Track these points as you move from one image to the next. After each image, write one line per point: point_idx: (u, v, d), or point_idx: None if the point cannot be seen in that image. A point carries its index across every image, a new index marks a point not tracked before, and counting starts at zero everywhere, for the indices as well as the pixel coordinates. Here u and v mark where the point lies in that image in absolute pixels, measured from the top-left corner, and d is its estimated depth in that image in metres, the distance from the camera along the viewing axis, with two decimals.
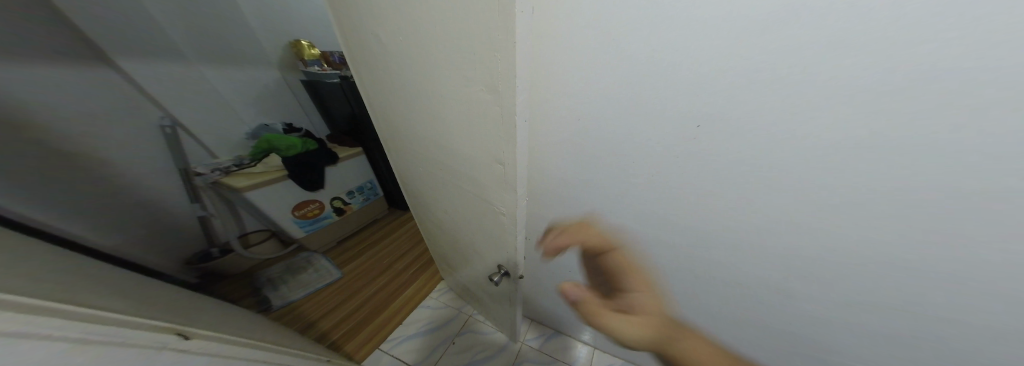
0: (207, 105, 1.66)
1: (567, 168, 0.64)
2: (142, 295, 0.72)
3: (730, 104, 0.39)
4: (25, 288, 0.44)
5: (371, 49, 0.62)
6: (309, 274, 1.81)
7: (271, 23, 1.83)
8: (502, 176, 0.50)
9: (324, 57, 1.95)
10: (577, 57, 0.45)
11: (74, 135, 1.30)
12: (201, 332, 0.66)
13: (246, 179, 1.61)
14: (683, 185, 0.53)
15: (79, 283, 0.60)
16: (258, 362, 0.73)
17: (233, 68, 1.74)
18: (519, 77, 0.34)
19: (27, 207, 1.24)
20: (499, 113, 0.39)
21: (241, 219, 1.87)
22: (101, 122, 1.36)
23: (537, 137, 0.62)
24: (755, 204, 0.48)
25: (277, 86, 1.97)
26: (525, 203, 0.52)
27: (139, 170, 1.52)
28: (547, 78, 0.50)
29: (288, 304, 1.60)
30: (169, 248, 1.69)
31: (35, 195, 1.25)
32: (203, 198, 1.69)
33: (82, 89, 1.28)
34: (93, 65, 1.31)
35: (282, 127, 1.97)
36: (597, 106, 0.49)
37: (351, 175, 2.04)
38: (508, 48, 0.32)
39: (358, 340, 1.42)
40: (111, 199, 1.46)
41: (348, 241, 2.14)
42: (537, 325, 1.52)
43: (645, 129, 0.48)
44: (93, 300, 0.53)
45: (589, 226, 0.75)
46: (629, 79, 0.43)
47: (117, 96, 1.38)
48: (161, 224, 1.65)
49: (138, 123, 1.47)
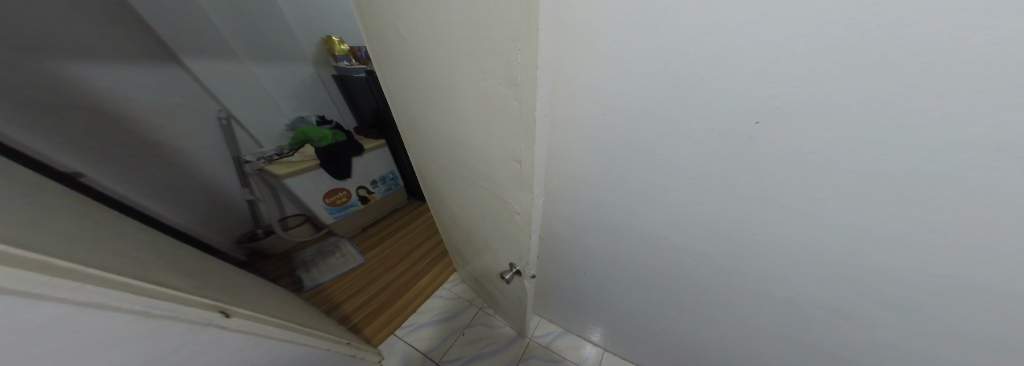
0: (252, 98, 1.79)
1: (588, 167, 0.59)
2: (198, 272, 0.80)
3: (782, 103, 0.33)
4: (107, 263, 0.51)
5: (391, 41, 0.61)
6: (336, 258, 1.94)
7: (304, 19, 1.92)
8: (518, 175, 0.48)
9: (351, 51, 2.03)
10: (606, 47, 0.40)
11: (147, 125, 1.48)
12: (242, 310, 0.71)
13: (286, 167, 1.73)
14: (720, 189, 0.47)
15: (150, 259, 0.68)
16: (287, 342, 0.79)
17: (273, 63, 1.86)
18: (542, 69, 0.31)
19: (122, 186, 1.46)
20: (517, 108, 0.37)
21: (282, 204, 2.03)
22: (169, 113, 1.53)
23: (555, 134, 0.58)
24: (809, 214, 0.42)
25: (311, 80, 2.08)
26: (541, 203, 0.50)
27: (199, 157, 1.70)
28: (569, 71, 0.46)
29: (317, 286, 1.72)
30: (224, 228, 1.89)
31: (120, 176, 1.45)
32: (250, 183, 1.85)
33: (151, 84, 1.44)
34: (160, 63, 1.46)
35: (315, 119, 2.08)
36: (625, 100, 0.44)
37: (374, 166, 2.13)
38: (529, 36, 0.29)
39: (377, 324, 1.49)
40: (177, 183, 1.65)
41: (370, 229, 2.25)
42: (546, 322, 1.51)
43: (679, 127, 0.42)
44: (160, 276, 0.59)
45: (608, 228, 0.71)
46: (666, 69, 0.37)
47: (179, 90, 1.53)
48: (219, 206, 1.84)
49: (199, 115, 1.63)
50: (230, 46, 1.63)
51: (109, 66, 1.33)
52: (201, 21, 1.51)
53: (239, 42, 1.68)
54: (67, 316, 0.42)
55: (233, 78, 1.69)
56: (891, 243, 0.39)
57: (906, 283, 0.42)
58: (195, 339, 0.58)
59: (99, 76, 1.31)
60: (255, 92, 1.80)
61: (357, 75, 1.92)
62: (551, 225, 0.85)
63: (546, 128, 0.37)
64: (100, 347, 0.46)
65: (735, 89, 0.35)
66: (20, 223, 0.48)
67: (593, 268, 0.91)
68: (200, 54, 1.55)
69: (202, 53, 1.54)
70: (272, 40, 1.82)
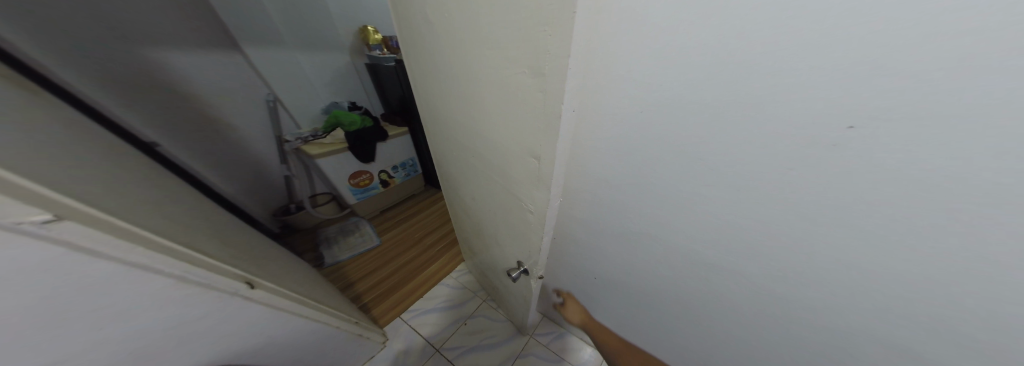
0: (297, 83, 1.91)
1: (610, 168, 0.55)
2: (234, 239, 0.87)
3: (877, 119, 0.26)
4: (159, 226, 0.56)
5: (417, 27, 0.61)
6: (355, 237, 2.03)
7: (347, 8, 1.97)
8: (536, 173, 0.45)
9: (383, 41, 2.09)
10: (646, 38, 0.35)
11: (209, 102, 1.64)
12: (267, 283, 0.74)
13: (318, 148, 1.84)
14: (762, 207, 0.41)
15: (196, 224, 0.75)
16: (299, 316, 0.83)
17: (317, 51, 1.93)
18: (574, 55, 0.27)
19: (188, 156, 1.62)
20: (540, 101, 0.34)
21: (314, 182, 2.17)
22: (225, 92, 1.67)
23: (579, 130, 0.54)
24: (875, 257, 0.35)
25: (348, 69, 2.14)
26: (557, 203, 0.47)
27: (250, 134, 1.86)
28: (603, 60, 0.42)
29: (336, 263, 1.82)
30: (264, 201, 2.05)
31: (189, 147, 1.63)
32: (289, 160, 1.99)
33: (214, 65, 1.60)
34: (223, 46, 1.62)
35: (347, 105, 2.16)
36: (664, 99, 0.39)
37: (395, 152, 2.20)
38: (564, 17, 0.25)
39: (386, 305, 1.55)
40: (230, 156, 1.80)
41: (388, 212, 2.34)
42: (547, 321, 1.48)
43: (724, 132, 0.37)
44: (201, 242, 0.65)
45: (627, 235, 0.67)
46: (719, 65, 0.31)
47: (234, 70, 1.67)
48: (262, 180, 2.01)
49: (250, 96, 1.78)
50: (276, 32, 1.74)
51: (184, 48, 1.49)
52: (254, 8, 1.62)
53: (287, 27, 1.76)
54: (114, 275, 0.48)
55: (279, 62, 1.80)
56: (980, 297, 0.32)
57: (990, 345, 0.35)
58: (221, 304, 0.63)
59: (175, 57, 1.48)
60: (300, 79, 1.91)
61: (386, 64, 1.98)
62: (565, 225, 0.81)
63: (571, 124, 0.34)
64: (143, 301, 0.52)
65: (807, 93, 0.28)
66: (92, 182, 0.54)
67: (606, 275, 0.87)
68: (255, 40, 1.67)
69: (255, 39, 1.67)
70: (315, 26, 1.86)
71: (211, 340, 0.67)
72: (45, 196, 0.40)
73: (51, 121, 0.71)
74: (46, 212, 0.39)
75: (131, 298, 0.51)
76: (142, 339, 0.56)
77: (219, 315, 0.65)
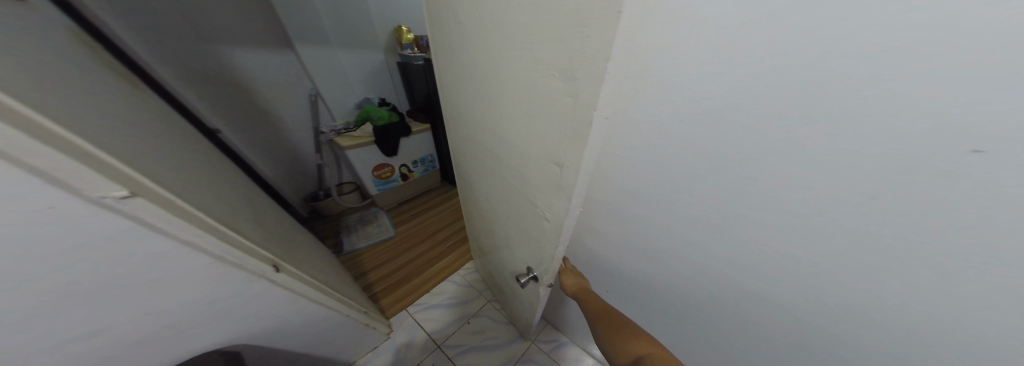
0: (338, 79, 2.04)
1: (641, 175, 0.52)
2: (265, 220, 0.93)
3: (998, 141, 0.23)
4: (206, 204, 0.61)
5: (447, 26, 0.61)
6: (373, 228, 2.11)
7: (384, 8, 2.06)
8: (556, 180, 0.43)
9: (414, 40, 2.17)
10: (709, 36, 0.33)
11: (261, 91, 1.80)
12: (292, 269, 0.78)
13: (349, 140, 1.94)
14: (826, 228, 0.37)
15: (235, 202, 0.81)
16: (315, 301, 0.86)
17: (356, 48, 2.04)
18: (618, 59, 0.25)
19: (237, 138, 1.80)
20: (569, 105, 0.32)
21: (341, 171, 2.29)
22: (274, 82, 1.84)
23: (612, 131, 0.52)
24: (979, 292, 0.31)
25: (381, 66, 2.24)
26: (576, 214, 0.45)
27: (293, 123, 2.01)
28: (649, 61, 0.40)
29: (353, 250, 1.90)
30: (297, 186, 2.19)
31: (240, 130, 1.80)
32: (323, 150, 2.13)
33: (268, 58, 1.76)
34: (278, 41, 1.77)
35: (377, 100, 2.25)
36: (724, 101, 0.36)
37: (417, 147, 2.27)
38: (607, 19, 0.23)
39: (395, 297, 1.58)
40: (273, 142, 1.96)
41: (404, 205, 2.41)
42: (549, 327, 1.44)
43: (792, 139, 0.33)
44: (238, 221, 0.69)
45: (651, 250, 0.63)
46: (799, 66, 0.29)
47: (284, 63, 1.83)
48: (297, 167, 2.15)
49: (296, 88, 1.93)
50: (323, 30, 1.85)
51: (246, 41, 1.66)
52: (305, 7, 1.74)
53: (331, 25, 1.87)
54: (165, 248, 0.53)
55: (322, 59, 1.92)
56: None
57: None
58: (249, 284, 0.68)
59: (237, 49, 1.65)
60: (340, 75, 2.04)
61: (416, 63, 2.05)
62: (581, 234, 0.78)
63: (603, 132, 0.32)
64: (188, 274, 0.58)
65: (906, 101, 0.25)
66: (156, 157, 0.60)
67: (621, 289, 0.82)
68: (307, 38, 1.81)
69: (304, 35, 1.79)
70: (356, 25, 1.97)
71: (239, 316, 0.72)
72: (124, 174, 0.45)
73: (132, 99, 0.81)
74: (123, 189, 0.44)
75: (178, 270, 0.56)
76: (182, 309, 0.61)
77: (247, 296, 0.69)
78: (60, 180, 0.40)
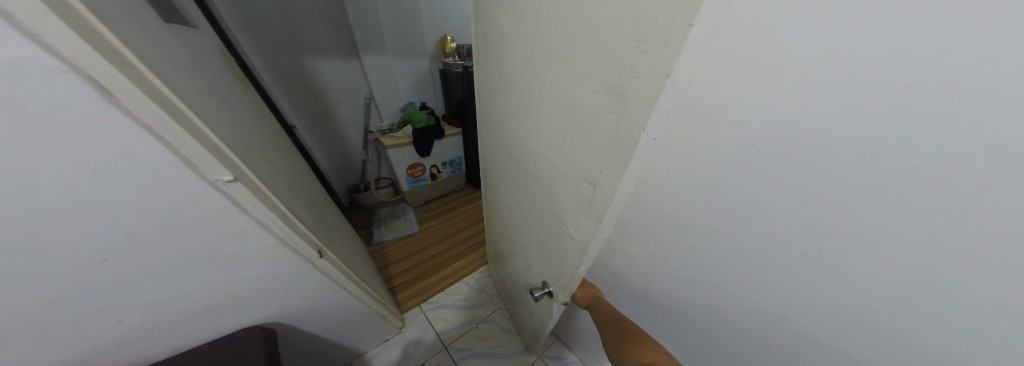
0: (391, 86, 2.25)
1: (687, 201, 0.48)
2: (316, 204, 1.03)
3: None
4: (278, 189, 0.69)
5: (492, 40, 0.64)
6: (401, 222, 2.23)
7: (435, 20, 2.23)
8: (587, 199, 0.40)
9: (457, 49, 2.31)
10: (797, 54, 0.28)
11: (325, 88, 2.06)
12: (332, 255, 0.84)
13: (391, 140, 2.11)
14: (943, 294, 0.30)
15: (296, 186, 0.92)
16: (346, 287, 0.91)
17: (408, 56, 2.22)
18: (680, 78, 0.22)
19: (302, 127, 2.05)
20: (613, 124, 0.30)
21: (381, 167, 2.48)
22: (337, 82, 2.09)
23: (657, 151, 0.48)
24: None
25: (427, 72, 2.41)
26: (605, 236, 0.42)
27: (349, 121, 2.27)
28: (713, 80, 0.36)
29: (381, 241, 2.02)
30: (342, 176, 2.42)
31: (304, 122, 2.06)
32: (370, 147, 2.35)
33: (336, 61, 2.02)
34: (346, 47, 2.03)
35: (419, 104, 2.42)
36: (803, 128, 0.31)
37: (449, 149, 2.38)
38: (669, 34, 0.21)
39: (411, 292, 1.63)
40: (328, 135, 2.21)
41: (430, 202, 2.52)
42: (558, 344, 1.37)
43: (898, 180, 0.27)
44: (297, 205, 0.77)
45: (696, 284, 0.57)
46: (916, 94, 0.23)
47: (347, 67, 2.08)
48: (344, 160, 2.38)
49: (353, 88, 2.18)
50: (384, 40, 2.05)
51: (321, 46, 1.94)
52: (371, 19, 1.94)
53: (391, 35, 2.07)
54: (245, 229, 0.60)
55: (381, 67, 2.13)
56: None
57: None
58: (298, 266, 0.74)
59: (314, 52, 1.93)
60: (392, 83, 2.24)
61: (457, 70, 2.18)
62: (610, 255, 0.74)
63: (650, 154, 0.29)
64: (256, 252, 0.65)
65: None
66: (248, 142, 0.69)
67: (650, 322, 0.76)
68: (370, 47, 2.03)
69: (368, 44, 2.00)
70: (410, 35, 2.15)
71: (285, 293, 0.79)
72: (232, 162, 0.52)
73: (240, 90, 0.96)
74: (229, 174, 0.52)
75: (248, 248, 0.63)
76: (242, 282, 0.68)
77: (293, 276, 0.76)
78: (192, 163, 0.48)
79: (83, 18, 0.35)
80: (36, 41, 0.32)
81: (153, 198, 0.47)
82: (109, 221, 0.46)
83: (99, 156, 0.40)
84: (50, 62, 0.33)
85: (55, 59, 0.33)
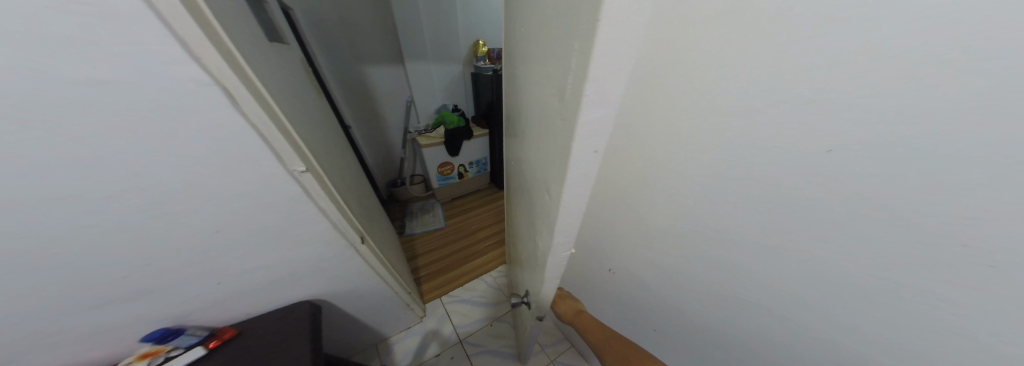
0: (427, 90, 2.41)
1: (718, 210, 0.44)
2: (361, 196, 1.15)
3: None
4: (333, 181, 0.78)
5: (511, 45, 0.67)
6: (430, 217, 2.37)
7: (470, 27, 2.34)
8: (548, 212, 0.39)
9: (489, 54, 2.40)
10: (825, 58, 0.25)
11: (372, 91, 2.27)
12: (371, 243, 0.93)
13: (426, 139, 2.26)
14: None
15: (346, 179, 1.03)
16: (379, 273, 1.00)
17: (444, 62, 2.37)
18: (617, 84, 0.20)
19: (355, 126, 2.27)
20: (561, 131, 0.28)
21: (415, 164, 2.67)
22: (382, 86, 2.30)
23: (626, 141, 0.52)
24: None
25: (460, 76, 2.54)
26: (564, 254, 0.40)
27: (390, 121, 2.48)
28: (706, 79, 0.37)
29: (411, 233, 2.18)
30: (381, 172, 2.65)
31: (357, 121, 2.28)
32: (406, 146, 2.54)
33: (382, 67, 2.23)
34: (391, 55, 2.23)
35: (451, 106, 2.55)
36: (827, 123, 0.28)
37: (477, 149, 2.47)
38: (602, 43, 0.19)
39: (435, 284, 1.73)
40: (372, 134, 2.44)
41: (457, 200, 2.64)
42: (573, 352, 1.35)
43: (936, 186, 0.24)
44: (346, 195, 0.87)
45: (731, 301, 0.52)
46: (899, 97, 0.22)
47: (391, 72, 2.29)
48: (384, 156, 2.60)
49: (395, 91, 2.38)
50: (424, 47, 2.22)
51: (371, 54, 2.15)
52: (414, 28, 2.11)
53: (430, 42, 2.22)
54: (309, 214, 0.68)
55: (420, 72, 2.30)
56: None
57: None
58: (345, 251, 0.83)
59: (365, 59, 2.15)
60: (428, 87, 2.40)
61: (487, 73, 2.27)
62: (627, 257, 0.71)
63: None
64: (314, 235, 0.74)
65: None
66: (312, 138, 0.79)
67: (672, 336, 0.71)
68: (412, 54, 2.20)
69: (410, 51, 2.18)
70: (446, 42, 2.29)
71: (333, 275, 0.89)
72: (303, 154, 0.61)
73: (312, 92, 1.11)
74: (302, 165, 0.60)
75: (308, 232, 0.72)
76: (300, 261, 0.78)
77: (341, 259, 0.85)
78: (279, 155, 0.56)
79: (223, 43, 0.44)
80: (192, 60, 0.41)
81: (247, 185, 0.56)
82: (213, 204, 0.56)
83: (214, 149, 0.49)
84: (198, 76, 0.42)
85: (202, 73, 0.42)
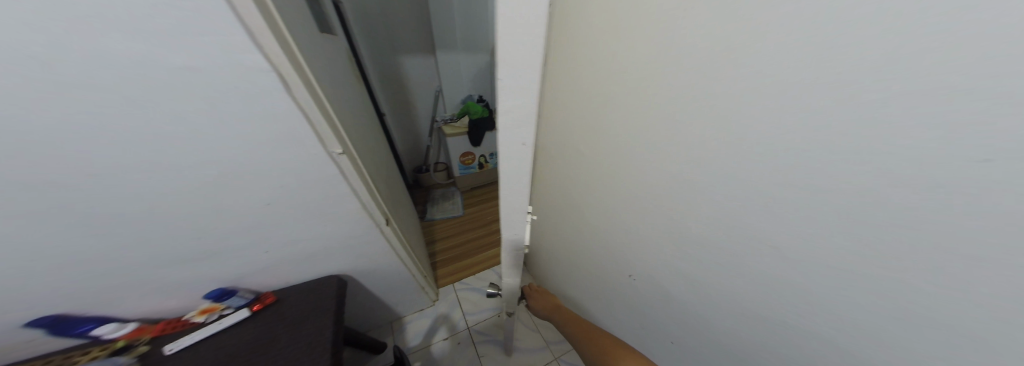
0: (456, 79, 2.44)
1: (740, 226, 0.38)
2: (389, 181, 1.19)
3: None
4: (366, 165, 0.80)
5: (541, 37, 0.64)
6: (450, 205, 2.45)
7: None
8: None
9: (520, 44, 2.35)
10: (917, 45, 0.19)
11: (404, 79, 2.35)
12: (396, 227, 0.95)
13: (452, 129, 2.30)
14: None
15: (378, 163, 1.07)
16: (400, 256, 1.04)
17: (474, 52, 2.37)
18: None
19: (387, 112, 2.39)
20: None
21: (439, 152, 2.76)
22: (414, 74, 2.37)
23: (630, 137, 0.51)
24: None
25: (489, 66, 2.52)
26: None
27: (419, 109, 2.56)
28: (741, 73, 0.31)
29: (432, 219, 2.27)
30: (408, 157, 2.77)
31: (388, 107, 2.39)
32: (433, 134, 2.62)
33: (415, 56, 2.29)
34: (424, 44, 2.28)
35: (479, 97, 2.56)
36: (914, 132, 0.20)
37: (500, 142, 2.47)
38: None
39: (450, 270, 1.80)
40: (402, 120, 2.54)
41: (477, 190, 2.69)
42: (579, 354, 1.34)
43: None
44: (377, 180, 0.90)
45: None
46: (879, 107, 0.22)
47: (423, 61, 2.34)
48: (412, 143, 2.71)
49: (426, 80, 2.44)
50: (456, 37, 2.23)
51: (406, 42, 2.21)
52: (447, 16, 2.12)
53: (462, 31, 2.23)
54: (342, 197, 0.70)
55: (451, 62, 2.32)
56: None
57: None
58: (372, 233, 0.86)
59: (400, 47, 2.22)
60: (457, 76, 2.43)
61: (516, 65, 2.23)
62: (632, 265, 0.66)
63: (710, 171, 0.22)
64: (344, 217, 0.76)
65: None
66: (349, 123, 0.82)
67: (673, 358, 0.67)
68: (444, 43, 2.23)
69: (443, 40, 2.21)
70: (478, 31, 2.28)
71: (360, 254, 0.93)
72: (341, 136, 0.62)
73: (352, 79, 1.16)
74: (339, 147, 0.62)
75: (339, 213, 0.74)
76: (331, 240, 0.81)
77: (369, 241, 0.88)
78: (320, 137, 0.58)
79: (273, 18, 0.44)
80: (248, 40, 0.42)
81: (290, 161, 0.58)
82: (260, 177, 0.58)
83: (263, 124, 0.51)
84: (251, 53, 0.43)
85: (255, 55, 0.43)
